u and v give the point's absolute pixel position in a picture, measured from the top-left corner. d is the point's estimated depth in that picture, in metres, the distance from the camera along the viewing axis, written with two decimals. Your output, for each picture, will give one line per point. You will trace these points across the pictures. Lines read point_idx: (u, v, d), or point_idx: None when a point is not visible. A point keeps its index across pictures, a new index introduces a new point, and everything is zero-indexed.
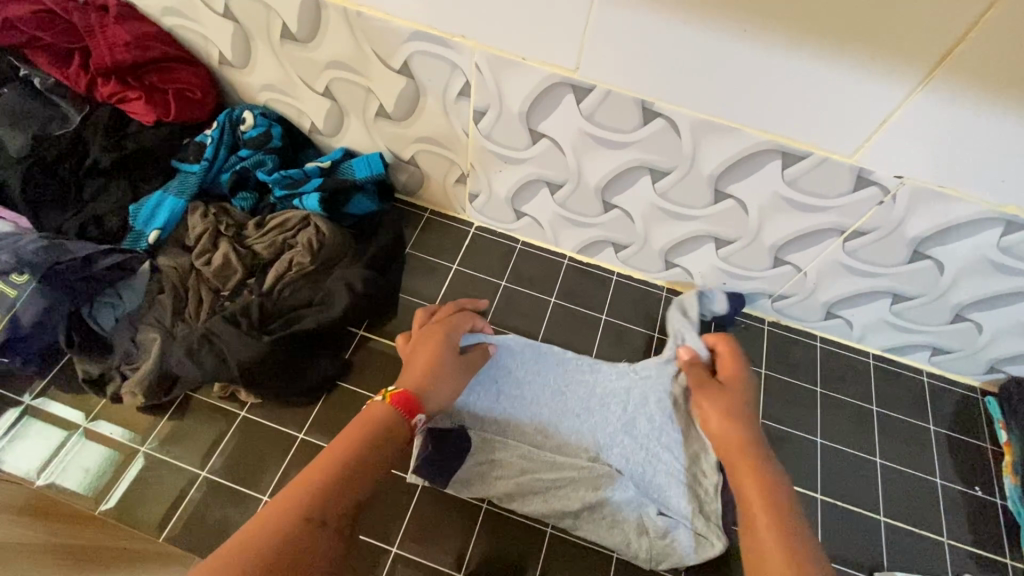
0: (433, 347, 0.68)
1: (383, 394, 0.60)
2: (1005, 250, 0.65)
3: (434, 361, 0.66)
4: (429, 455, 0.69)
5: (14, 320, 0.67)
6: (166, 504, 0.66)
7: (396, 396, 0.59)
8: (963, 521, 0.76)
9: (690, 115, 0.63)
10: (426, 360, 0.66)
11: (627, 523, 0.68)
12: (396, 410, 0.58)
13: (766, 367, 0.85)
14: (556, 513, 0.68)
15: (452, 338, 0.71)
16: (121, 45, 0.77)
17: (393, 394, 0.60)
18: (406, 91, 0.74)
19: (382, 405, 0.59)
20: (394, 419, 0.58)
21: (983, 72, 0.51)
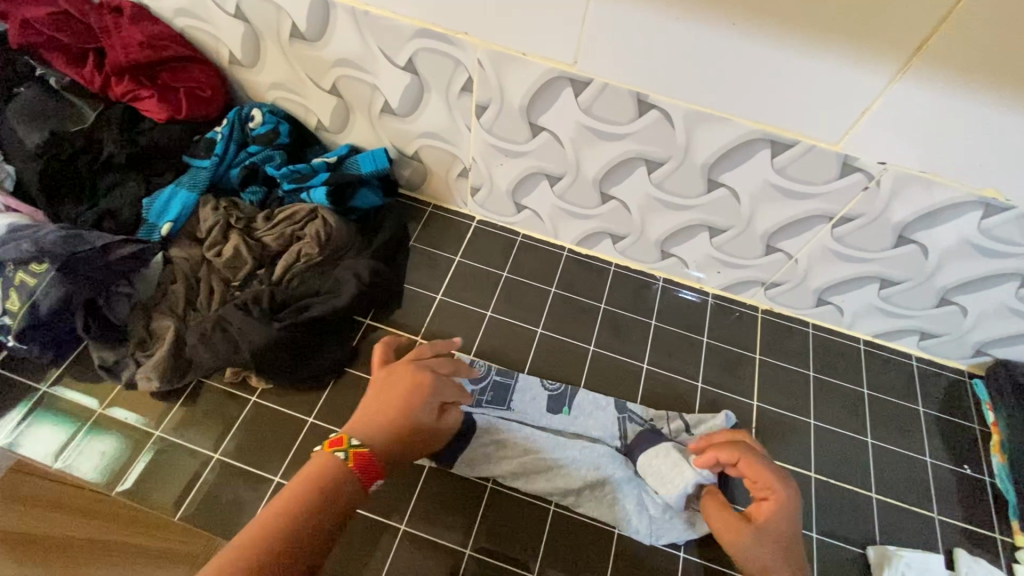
0: (404, 396, 0.60)
1: (343, 449, 0.55)
2: (986, 233, 0.68)
3: (405, 413, 0.59)
4: None
5: (33, 307, 0.69)
6: (181, 485, 0.68)
7: (357, 457, 0.55)
8: (953, 497, 0.78)
9: (683, 106, 0.66)
10: (396, 409, 0.59)
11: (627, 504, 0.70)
12: (353, 471, 0.54)
13: (760, 353, 0.87)
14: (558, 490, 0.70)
15: (432, 387, 0.62)
16: (135, 45, 0.80)
17: (355, 452, 0.55)
18: (411, 88, 0.77)
19: (342, 467, 0.54)
20: (350, 477, 0.54)
21: (956, 61, 0.55)
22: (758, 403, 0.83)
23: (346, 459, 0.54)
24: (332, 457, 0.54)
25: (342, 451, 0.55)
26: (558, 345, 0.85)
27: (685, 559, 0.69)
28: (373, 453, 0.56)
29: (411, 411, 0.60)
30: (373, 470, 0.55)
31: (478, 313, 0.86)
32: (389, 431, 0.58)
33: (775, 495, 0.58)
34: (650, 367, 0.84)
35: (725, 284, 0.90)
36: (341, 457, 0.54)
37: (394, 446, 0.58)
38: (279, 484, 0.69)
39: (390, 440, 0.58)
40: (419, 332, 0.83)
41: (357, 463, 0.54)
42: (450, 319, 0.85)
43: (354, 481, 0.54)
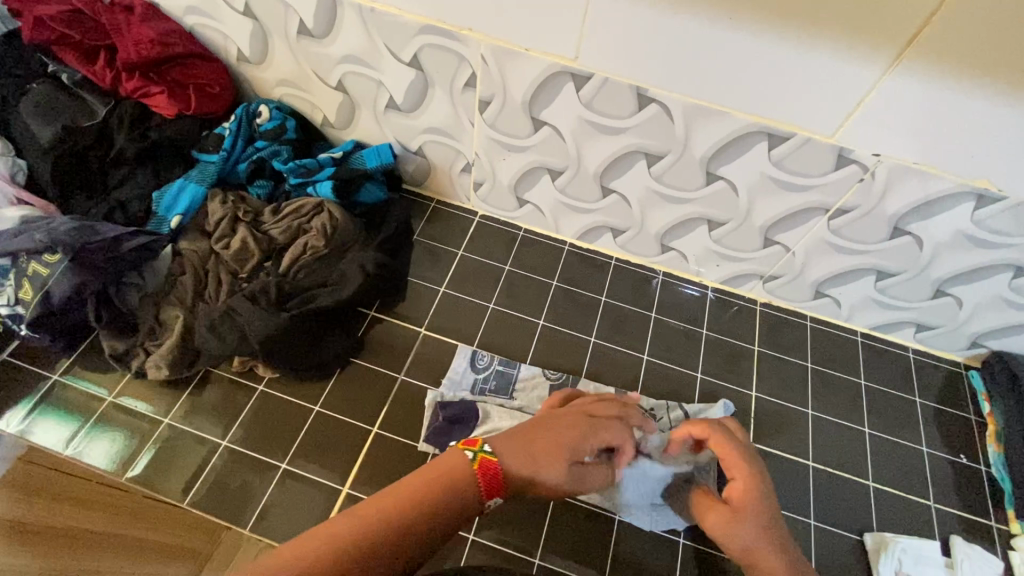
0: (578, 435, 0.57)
1: (474, 451, 0.53)
2: (979, 224, 0.69)
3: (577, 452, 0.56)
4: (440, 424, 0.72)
5: (46, 296, 0.71)
6: (190, 471, 0.70)
7: (484, 461, 0.52)
8: (949, 486, 0.79)
9: (682, 100, 0.68)
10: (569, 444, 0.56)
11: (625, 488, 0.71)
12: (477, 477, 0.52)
13: (759, 345, 0.89)
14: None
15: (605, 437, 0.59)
16: (146, 42, 0.81)
17: (484, 457, 0.53)
18: (416, 83, 0.79)
19: (469, 467, 0.52)
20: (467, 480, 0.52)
21: (947, 54, 0.56)
22: (756, 394, 0.85)
23: (474, 460, 0.52)
24: (461, 454, 0.53)
25: (472, 451, 0.53)
26: (560, 336, 0.86)
27: (685, 544, 0.70)
28: (500, 467, 0.53)
29: (572, 446, 0.56)
30: (494, 483, 0.52)
31: (481, 305, 0.87)
32: (525, 464, 0.54)
33: (748, 476, 0.58)
34: (650, 359, 0.86)
35: (724, 278, 0.91)
36: (470, 456, 0.52)
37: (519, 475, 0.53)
38: (285, 470, 0.71)
39: (520, 467, 0.53)
40: (423, 324, 0.84)
41: (481, 467, 0.52)
42: (453, 311, 0.86)
43: (474, 489, 0.51)
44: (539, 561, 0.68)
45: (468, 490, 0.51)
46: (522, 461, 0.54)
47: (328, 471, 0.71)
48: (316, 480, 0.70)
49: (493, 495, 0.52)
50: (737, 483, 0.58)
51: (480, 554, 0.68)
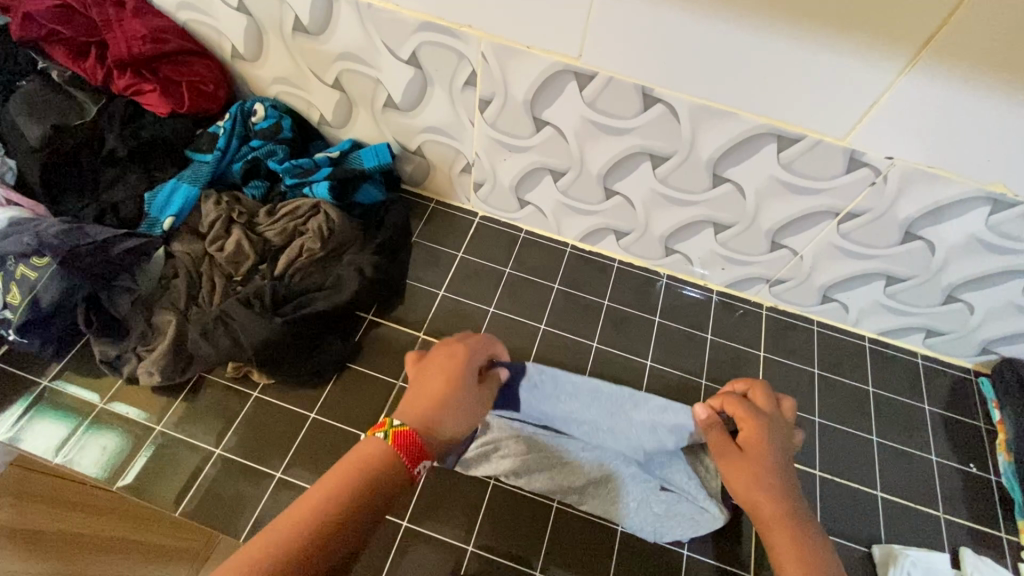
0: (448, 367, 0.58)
1: (384, 429, 0.52)
2: (994, 229, 0.67)
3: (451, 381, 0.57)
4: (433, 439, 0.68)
5: (35, 301, 0.68)
6: (183, 479, 0.68)
7: (398, 436, 0.51)
8: (958, 496, 0.78)
9: (689, 101, 0.66)
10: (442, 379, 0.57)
11: (624, 498, 0.70)
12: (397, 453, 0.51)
13: (765, 350, 0.87)
14: (554, 484, 0.70)
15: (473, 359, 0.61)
16: (138, 38, 0.79)
17: (396, 431, 0.52)
18: (414, 82, 0.77)
19: (383, 447, 0.51)
20: (384, 461, 0.51)
21: (966, 54, 0.54)
22: None
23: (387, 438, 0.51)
24: (373, 439, 0.52)
25: (383, 432, 0.52)
26: (562, 341, 0.84)
27: (689, 557, 0.69)
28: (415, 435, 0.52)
29: (454, 390, 0.57)
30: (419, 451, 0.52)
31: (481, 309, 0.86)
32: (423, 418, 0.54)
33: (767, 437, 0.58)
34: (654, 364, 0.84)
35: (730, 281, 0.89)
36: (381, 436, 0.51)
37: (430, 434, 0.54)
38: (280, 479, 0.69)
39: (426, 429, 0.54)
40: (422, 328, 0.83)
41: (398, 442, 0.51)
42: (452, 315, 0.84)
43: (397, 465, 0.51)
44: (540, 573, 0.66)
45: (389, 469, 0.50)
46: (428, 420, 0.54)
47: None
48: None
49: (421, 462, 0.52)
50: (752, 437, 0.58)
51: (478, 566, 0.66)
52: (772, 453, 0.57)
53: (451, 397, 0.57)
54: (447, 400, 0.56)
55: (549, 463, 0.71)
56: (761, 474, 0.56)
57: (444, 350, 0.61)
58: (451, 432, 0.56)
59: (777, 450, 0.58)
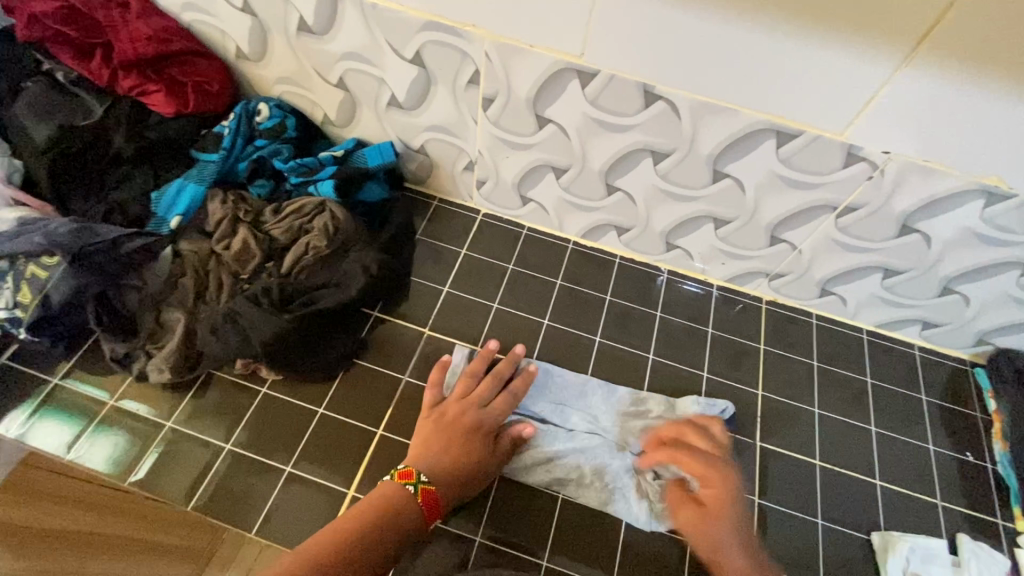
0: (466, 421, 0.69)
1: (414, 483, 0.62)
2: (989, 222, 0.69)
3: (469, 435, 0.68)
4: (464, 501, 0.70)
5: (45, 300, 0.70)
6: (194, 475, 0.69)
7: (424, 493, 0.62)
8: (955, 484, 0.79)
9: (690, 98, 0.67)
10: (461, 433, 0.68)
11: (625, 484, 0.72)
12: (420, 504, 0.61)
13: (764, 343, 0.88)
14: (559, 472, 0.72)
15: (491, 415, 0.70)
16: (143, 39, 0.80)
17: (423, 488, 0.62)
18: (418, 81, 0.78)
19: (411, 501, 0.61)
20: (404, 510, 0.60)
21: (958, 50, 0.55)
22: (761, 392, 0.84)
23: (415, 494, 0.61)
24: (402, 488, 0.61)
25: (411, 484, 0.62)
26: (565, 336, 0.85)
27: None
28: (437, 492, 0.63)
29: (471, 439, 0.68)
30: (438, 506, 0.63)
31: (485, 304, 0.87)
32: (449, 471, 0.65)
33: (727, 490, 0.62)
34: (656, 358, 0.85)
35: (730, 275, 0.90)
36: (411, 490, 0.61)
37: (451, 484, 0.65)
38: (290, 473, 0.70)
39: (452, 477, 0.65)
40: (427, 324, 0.84)
41: (424, 498, 0.62)
42: (457, 311, 0.86)
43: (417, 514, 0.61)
44: (546, 563, 0.67)
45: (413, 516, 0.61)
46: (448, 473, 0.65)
47: (333, 474, 0.71)
48: (321, 482, 0.70)
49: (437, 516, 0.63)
50: (717, 490, 0.62)
51: (486, 556, 0.67)
52: (732, 503, 0.62)
53: (470, 442, 0.67)
54: (467, 448, 0.67)
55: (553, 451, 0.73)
56: (729, 513, 0.61)
57: (469, 398, 0.71)
58: (470, 475, 0.66)
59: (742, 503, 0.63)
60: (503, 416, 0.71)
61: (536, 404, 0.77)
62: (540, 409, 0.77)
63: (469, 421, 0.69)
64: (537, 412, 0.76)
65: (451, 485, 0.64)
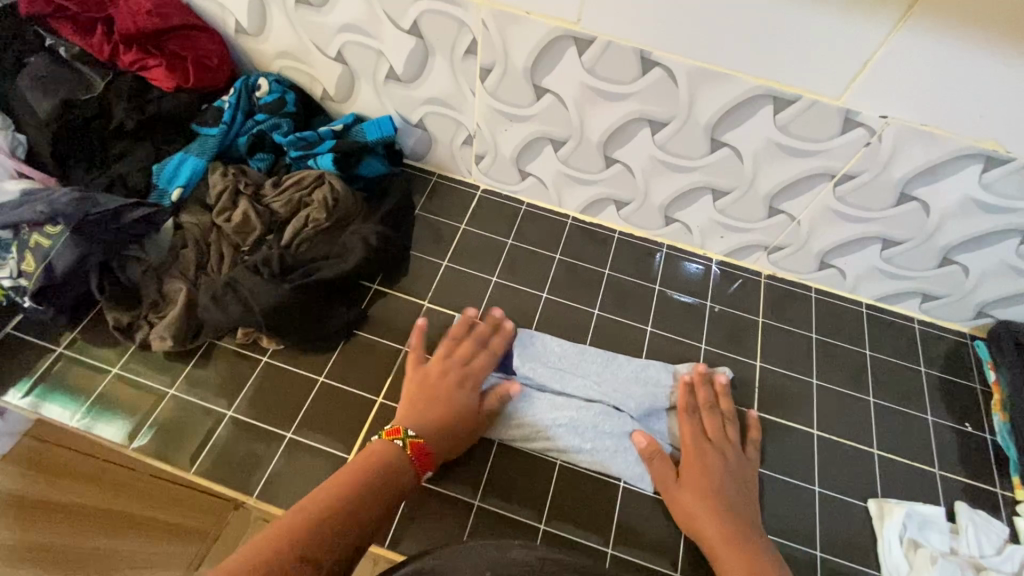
0: (451, 381, 0.70)
1: (403, 438, 0.63)
2: (987, 187, 0.68)
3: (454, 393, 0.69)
4: (458, 462, 0.71)
5: (48, 268, 0.70)
6: (197, 440, 0.70)
7: (412, 448, 0.63)
8: (954, 453, 0.79)
9: (686, 63, 0.67)
10: (446, 391, 0.69)
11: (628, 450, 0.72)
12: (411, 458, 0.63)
13: (763, 316, 0.89)
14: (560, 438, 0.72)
15: (474, 374, 0.72)
16: (144, 12, 0.81)
17: (412, 442, 0.63)
18: (416, 52, 0.78)
19: (403, 453, 0.62)
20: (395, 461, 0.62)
21: (954, 10, 0.55)
22: (759, 363, 0.85)
23: (404, 448, 0.63)
24: (390, 443, 0.63)
25: (400, 440, 0.63)
26: (563, 309, 0.86)
27: None
28: (426, 448, 0.64)
29: (454, 396, 0.69)
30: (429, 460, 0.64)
31: (484, 279, 0.87)
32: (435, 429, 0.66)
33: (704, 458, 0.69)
34: (654, 331, 0.85)
35: (729, 250, 0.90)
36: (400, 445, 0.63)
37: (438, 440, 0.66)
38: (291, 440, 0.71)
39: (438, 434, 0.66)
40: (426, 297, 0.84)
41: (413, 451, 0.63)
42: (456, 285, 0.86)
43: (412, 469, 0.63)
44: (544, 527, 0.68)
45: (408, 469, 0.62)
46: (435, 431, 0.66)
47: (333, 440, 0.71)
48: (322, 449, 0.71)
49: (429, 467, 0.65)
50: (693, 458, 0.69)
51: (484, 521, 0.68)
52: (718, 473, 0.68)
53: (453, 401, 0.69)
54: (451, 406, 0.68)
55: (549, 418, 0.73)
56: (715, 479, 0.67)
57: (452, 360, 0.72)
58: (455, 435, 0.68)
59: (721, 471, 0.69)
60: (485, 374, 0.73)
61: (535, 368, 0.76)
62: (540, 374, 0.76)
63: (451, 382, 0.70)
64: (536, 377, 0.76)
65: (439, 440, 0.66)
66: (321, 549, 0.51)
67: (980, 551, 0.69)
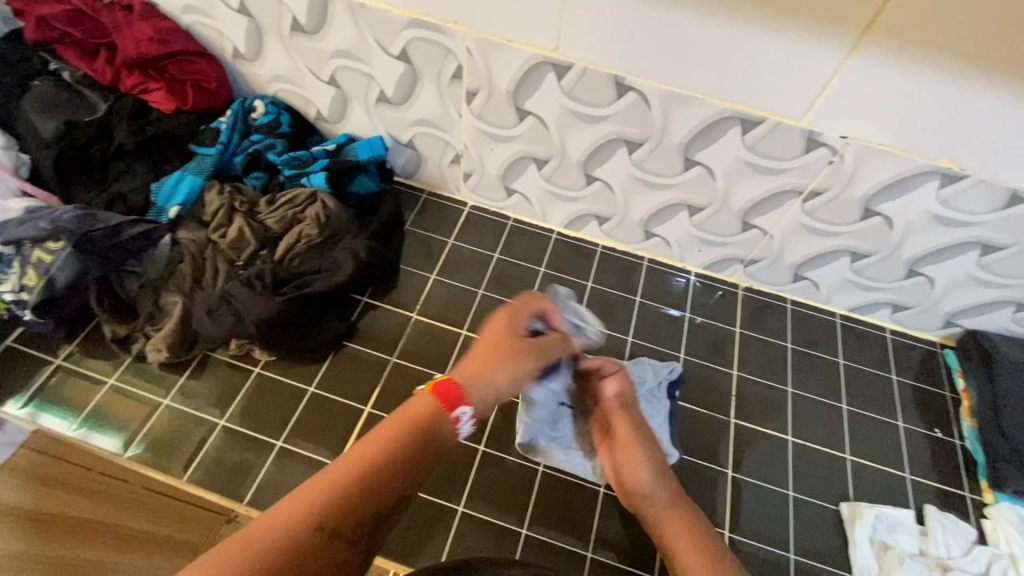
0: (501, 327, 0.64)
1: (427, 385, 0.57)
2: (945, 203, 0.72)
3: (499, 340, 0.63)
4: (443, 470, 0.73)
5: (49, 282, 0.74)
6: (191, 449, 0.72)
7: (438, 385, 0.56)
8: (925, 459, 0.82)
9: (658, 87, 0.71)
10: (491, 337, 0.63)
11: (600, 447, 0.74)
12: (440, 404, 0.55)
13: (740, 327, 0.92)
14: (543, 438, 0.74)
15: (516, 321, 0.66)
16: (145, 39, 0.85)
17: (438, 381, 0.57)
18: (405, 76, 0.82)
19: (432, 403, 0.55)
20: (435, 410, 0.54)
21: (900, 40, 0.60)
22: (736, 372, 0.88)
23: (431, 391, 0.56)
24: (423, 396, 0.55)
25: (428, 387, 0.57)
26: None
27: None
28: (455, 386, 0.57)
29: (502, 354, 0.61)
30: (461, 393, 0.56)
31: (470, 291, 0.90)
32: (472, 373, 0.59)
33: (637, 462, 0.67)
34: (635, 341, 0.88)
35: (707, 262, 0.94)
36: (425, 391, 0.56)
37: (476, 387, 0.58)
38: (282, 448, 0.73)
39: (477, 382, 0.58)
40: (415, 309, 0.87)
41: (443, 394, 0.56)
42: (444, 297, 0.89)
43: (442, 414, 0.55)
44: (527, 531, 0.70)
45: (440, 413, 0.55)
46: (473, 378, 0.59)
47: (323, 448, 0.74)
48: (311, 457, 0.73)
49: (462, 406, 0.56)
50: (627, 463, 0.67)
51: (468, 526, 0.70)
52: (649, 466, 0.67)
53: (499, 364, 0.60)
54: (498, 352, 0.62)
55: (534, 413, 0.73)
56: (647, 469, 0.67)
57: (507, 332, 0.64)
58: (495, 390, 0.59)
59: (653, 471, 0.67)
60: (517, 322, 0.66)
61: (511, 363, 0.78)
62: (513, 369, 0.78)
63: (503, 346, 0.62)
64: None
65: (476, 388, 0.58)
66: (345, 518, 0.45)
67: (947, 552, 0.72)
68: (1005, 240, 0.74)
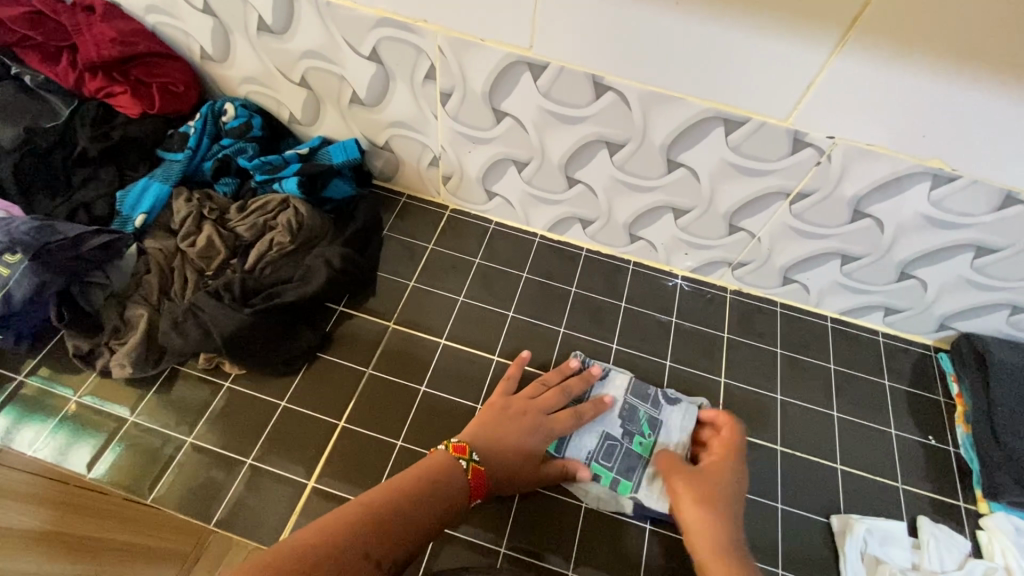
0: (523, 416, 0.70)
1: (467, 460, 0.63)
2: (937, 204, 0.70)
3: (517, 433, 0.68)
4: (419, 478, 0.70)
5: (6, 297, 0.70)
6: (156, 467, 0.70)
7: (458, 447, 0.64)
8: (917, 467, 0.80)
9: (637, 87, 0.68)
10: (513, 427, 0.69)
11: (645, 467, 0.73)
12: (467, 481, 0.62)
13: (728, 332, 0.89)
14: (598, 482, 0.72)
15: (542, 410, 0.71)
16: (106, 41, 0.81)
17: (473, 468, 0.63)
18: (377, 77, 0.79)
19: (461, 473, 0.62)
20: (459, 482, 0.61)
21: (888, 36, 0.57)
22: (724, 379, 0.85)
23: (449, 450, 0.63)
24: (453, 460, 0.62)
25: (464, 460, 0.63)
26: (529, 328, 0.86)
27: (651, 529, 0.71)
28: (482, 476, 0.63)
29: (529, 424, 0.70)
30: (483, 486, 0.63)
31: (450, 298, 0.88)
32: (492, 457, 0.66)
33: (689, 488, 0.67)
34: (620, 348, 0.86)
35: (695, 265, 0.91)
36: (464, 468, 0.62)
37: (511, 459, 0.67)
38: (251, 466, 0.71)
39: (513, 453, 0.67)
40: (392, 318, 0.85)
41: (474, 476, 0.62)
42: (422, 305, 0.86)
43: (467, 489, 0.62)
44: (505, 550, 0.68)
45: (460, 475, 0.62)
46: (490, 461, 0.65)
47: (294, 465, 0.71)
48: (281, 474, 0.70)
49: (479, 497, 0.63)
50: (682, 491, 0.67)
51: (446, 543, 0.68)
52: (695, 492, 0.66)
53: (517, 450, 0.68)
54: (519, 445, 0.68)
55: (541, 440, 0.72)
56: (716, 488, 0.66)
57: (536, 401, 0.72)
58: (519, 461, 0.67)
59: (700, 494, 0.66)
60: (552, 403, 0.72)
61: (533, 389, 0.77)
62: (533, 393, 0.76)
63: (531, 415, 0.70)
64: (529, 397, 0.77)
65: (514, 459, 0.67)
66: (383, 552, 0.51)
67: (940, 565, 0.70)
68: (1000, 241, 0.72)
